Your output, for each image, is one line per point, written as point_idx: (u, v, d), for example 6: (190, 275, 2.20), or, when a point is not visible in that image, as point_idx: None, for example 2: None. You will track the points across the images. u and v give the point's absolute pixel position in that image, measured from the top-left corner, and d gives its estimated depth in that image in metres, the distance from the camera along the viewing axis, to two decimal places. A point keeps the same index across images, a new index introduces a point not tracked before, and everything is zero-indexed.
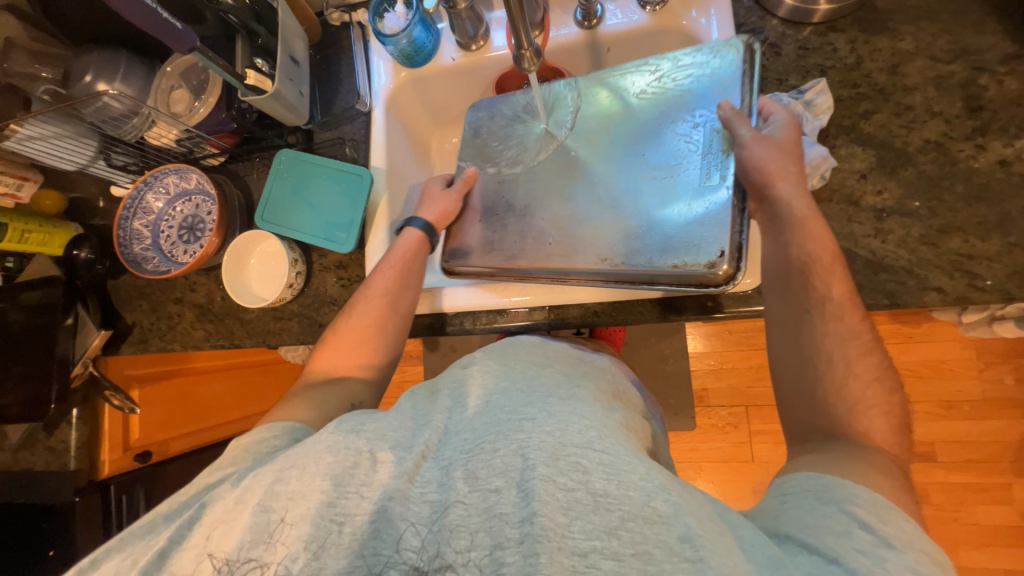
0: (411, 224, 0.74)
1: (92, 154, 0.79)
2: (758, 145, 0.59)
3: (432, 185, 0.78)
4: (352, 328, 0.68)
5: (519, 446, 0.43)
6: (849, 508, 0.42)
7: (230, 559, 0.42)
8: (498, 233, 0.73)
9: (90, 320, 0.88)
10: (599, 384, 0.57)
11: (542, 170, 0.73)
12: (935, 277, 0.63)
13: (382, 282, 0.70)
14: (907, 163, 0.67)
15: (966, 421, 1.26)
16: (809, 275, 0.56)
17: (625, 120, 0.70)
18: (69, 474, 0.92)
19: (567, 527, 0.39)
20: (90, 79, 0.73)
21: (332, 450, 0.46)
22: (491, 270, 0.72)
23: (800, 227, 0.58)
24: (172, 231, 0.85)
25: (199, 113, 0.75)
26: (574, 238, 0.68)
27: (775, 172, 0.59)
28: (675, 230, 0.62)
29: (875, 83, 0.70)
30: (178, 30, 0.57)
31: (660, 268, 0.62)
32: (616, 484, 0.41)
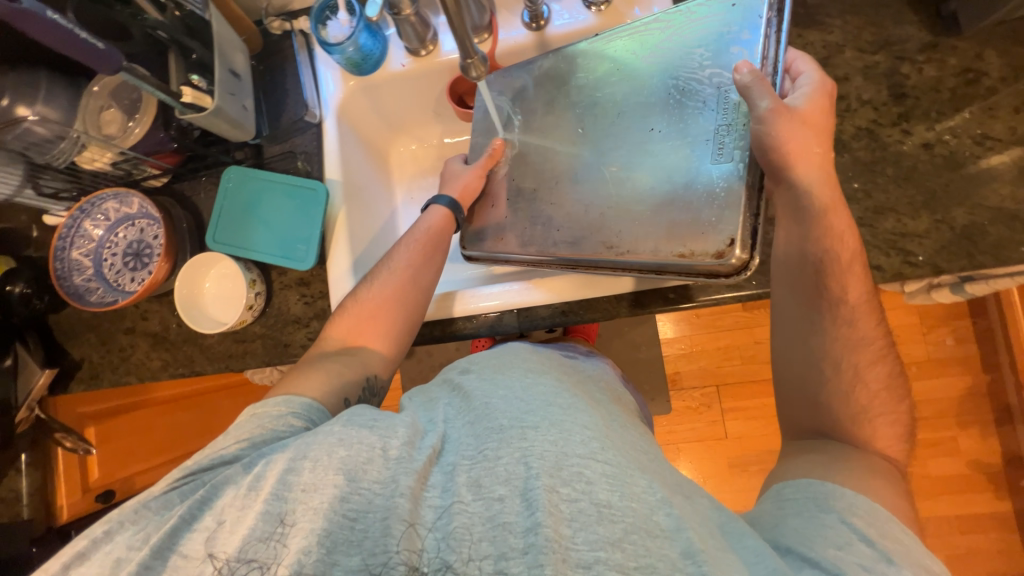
0: (438, 202, 0.73)
1: (18, 184, 0.74)
2: (777, 118, 0.56)
3: (452, 164, 0.77)
4: (364, 309, 0.67)
5: (523, 455, 0.43)
6: (849, 519, 0.46)
7: (232, 560, 0.40)
8: (509, 217, 0.72)
9: (31, 360, 0.82)
10: (594, 392, 0.58)
11: (524, 166, 0.72)
12: (874, 257, 0.68)
13: (400, 266, 0.69)
14: (843, 150, 0.71)
15: (915, 382, 1.36)
16: (826, 276, 0.58)
17: (627, 94, 0.66)
18: (22, 525, 0.85)
19: (571, 539, 0.39)
20: (7, 103, 0.68)
21: (346, 442, 0.44)
22: (506, 256, 0.72)
23: (822, 220, 0.58)
24: (115, 258, 0.80)
25: (134, 133, 0.72)
26: (582, 224, 0.66)
27: (796, 152, 0.56)
28: (684, 210, 0.59)
29: None
30: (101, 50, 0.53)
31: (667, 258, 0.59)
32: (620, 496, 0.42)
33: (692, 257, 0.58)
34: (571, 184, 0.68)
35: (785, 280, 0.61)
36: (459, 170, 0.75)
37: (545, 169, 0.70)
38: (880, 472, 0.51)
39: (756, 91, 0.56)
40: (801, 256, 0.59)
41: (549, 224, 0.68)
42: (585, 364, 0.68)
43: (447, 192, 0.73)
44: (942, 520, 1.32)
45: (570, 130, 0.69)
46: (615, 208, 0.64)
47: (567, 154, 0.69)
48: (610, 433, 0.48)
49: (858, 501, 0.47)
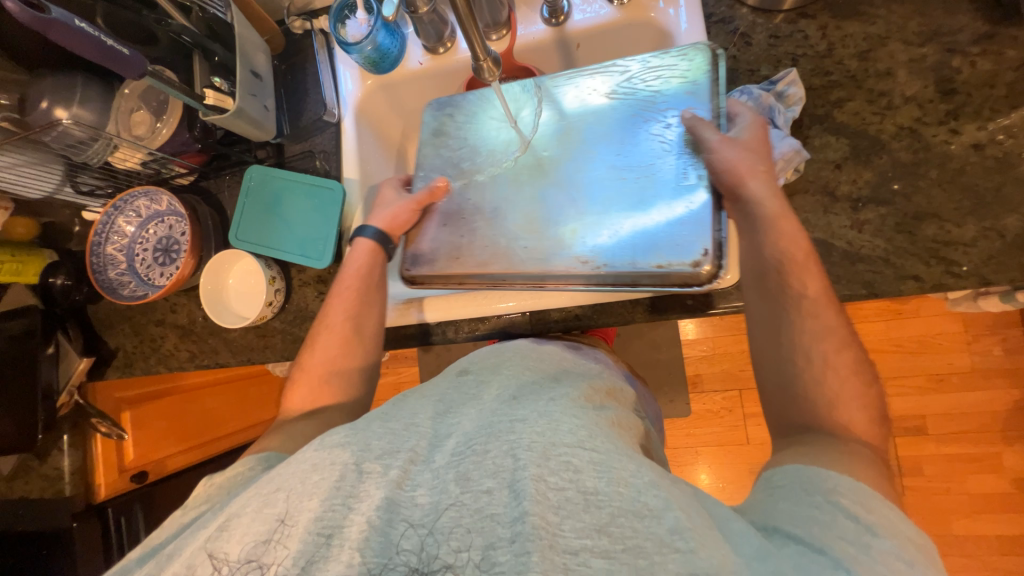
0: (363, 233, 0.72)
1: (57, 182, 0.78)
2: (727, 147, 0.59)
3: (387, 188, 0.75)
4: (315, 365, 0.66)
5: (510, 444, 0.42)
6: (834, 498, 0.41)
7: (231, 560, 0.40)
8: (465, 237, 0.68)
9: (72, 348, 0.87)
10: (592, 382, 0.56)
11: (490, 183, 0.70)
12: (912, 266, 0.63)
13: (337, 312, 0.68)
14: (882, 151, 0.66)
15: (956, 394, 1.28)
16: (784, 273, 0.55)
17: (588, 124, 0.68)
18: (65, 500, 0.91)
19: (558, 525, 0.37)
20: (47, 106, 0.71)
21: (319, 468, 0.43)
22: (458, 278, 0.68)
23: (773, 226, 0.56)
24: (147, 253, 0.84)
25: (162, 134, 0.74)
26: (552, 233, 0.64)
27: (745, 172, 0.58)
28: (655, 232, 0.60)
29: (847, 70, 0.69)
30: (126, 56, 0.54)
31: (644, 269, 0.59)
32: (606, 481, 0.40)
33: (668, 265, 0.58)
34: (538, 200, 0.67)
35: (753, 287, 0.57)
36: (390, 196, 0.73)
37: (501, 185, 0.69)
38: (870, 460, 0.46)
39: (705, 133, 0.60)
40: (760, 261, 0.57)
41: (516, 239, 0.66)
42: (588, 354, 0.68)
43: (373, 221, 0.72)
44: (979, 539, 1.25)
45: (536, 153, 0.69)
46: (585, 228, 0.63)
47: (531, 174, 0.68)
48: (596, 420, 0.47)
49: (843, 482, 0.42)
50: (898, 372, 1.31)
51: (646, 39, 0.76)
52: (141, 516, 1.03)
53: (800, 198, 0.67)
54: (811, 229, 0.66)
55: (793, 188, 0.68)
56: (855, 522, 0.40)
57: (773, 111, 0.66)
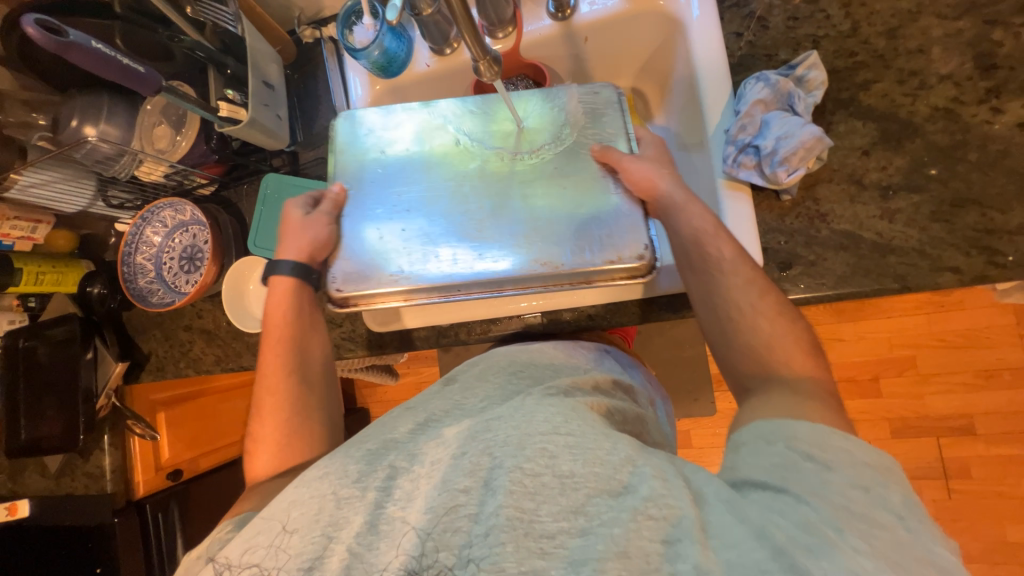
0: (278, 271, 0.65)
1: (91, 196, 0.83)
2: (635, 163, 0.62)
3: (293, 212, 0.65)
4: (270, 430, 0.60)
5: (484, 435, 0.44)
6: (792, 444, 0.41)
7: (232, 562, 0.42)
8: (409, 249, 0.63)
9: (108, 354, 0.90)
10: (575, 375, 0.55)
11: (433, 196, 0.66)
12: (950, 257, 0.59)
13: (277, 368, 0.63)
14: (914, 134, 0.62)
15: (1006, 391, 1.20)
16: (700, 241, 0.57)
17: (517, 140, 0.68)
18: (107, 497, 0.96)
19: (534, 512, 0.39)
20: (77, 124, 0.74)
21: (297, 503, 0.43)
22: (402, 291, 0.62)
23: (683, 211, 0.58)
24: (173, 262, 0.87)
25: (181, 147, 0.77)
26: (506, 236, 0.62)
27: (652, 176, 0.60)
28: (591, 243, 0.61)
29: (874, 49, 0.64)
30: (143, 74, 0.57)
31: (597, 266, 0.60)
32: (582, 463, 0.41)
33: (619, 261, 0.60)
34: (487, 209, 0.64)
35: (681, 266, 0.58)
36: (300, 223, 0.64)
37: (444, 196, 0.66)
38: (809, 393, 0.47)
39: (616, 156, 0.63)
40: (680, 246, 0.58)
41: (470, 248, 0.63)
42: (585, 348, 0.65)
43: (286, 255, 0.65)
44: None
45: (478, 163, 0.67)
46: (535, 235, 0.62)
47: (477, 185, 0.66)
48: (572, 405, 0.47)
49: (800, 428, 0.42)
50: (943, 368, 1.23)
51: (656, 26, 0.73)
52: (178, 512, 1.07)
53: (824, 187, 0.64)
54: (837, 221, 0.63)
55: (816, 178, 0.64)
56: (821, 466, 0.40)
57: (791, 98, 0.63)
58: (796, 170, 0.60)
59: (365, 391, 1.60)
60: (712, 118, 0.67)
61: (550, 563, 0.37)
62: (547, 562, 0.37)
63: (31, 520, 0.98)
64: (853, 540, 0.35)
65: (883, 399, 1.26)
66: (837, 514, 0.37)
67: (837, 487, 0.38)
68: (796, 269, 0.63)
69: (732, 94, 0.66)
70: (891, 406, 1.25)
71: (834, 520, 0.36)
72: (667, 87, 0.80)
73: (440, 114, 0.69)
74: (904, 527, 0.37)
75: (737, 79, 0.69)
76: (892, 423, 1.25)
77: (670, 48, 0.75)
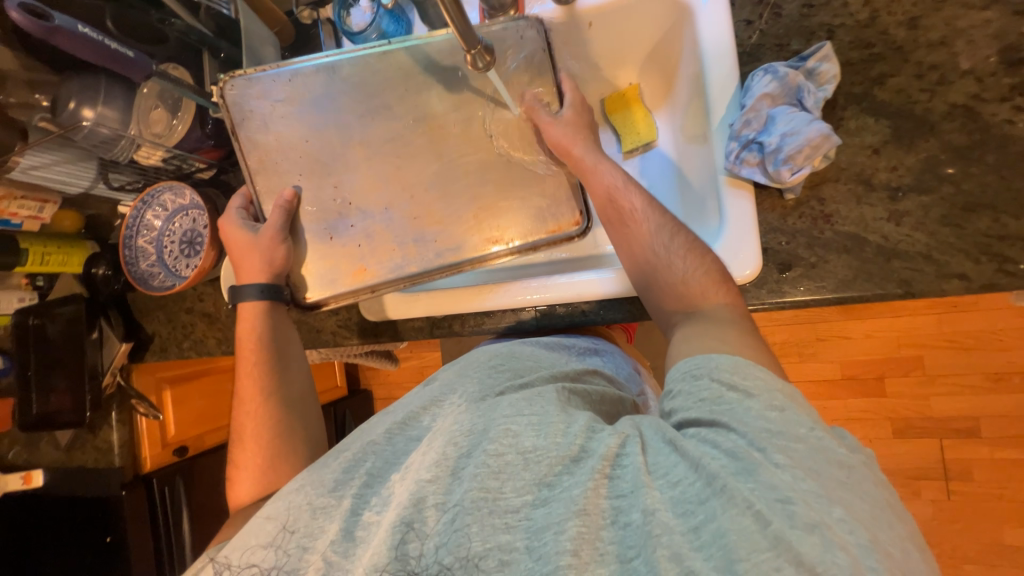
0: (244, 296, 0.67)
1: (92, 178, 0.83)
2: (556, 124, 0.65)
3: (241, 236, 0.68)
4: (250, 456, 0.62)
5: (455, 424, 0.45)
6: (718, 375, 0.42)
7: (231, 564, 0.43)
8: (363, 243, 0.69)
9: (114, 334, 0.93)
10: (557, 369, 0.54)
11: (371, 185, 0.70)
12: (958, 263, 0.57)
13: (251, 392, 0.65)
14: (929, 133, 0.59)
15: (1015, 394, 1.18)
16: (615, 191, 0.60)
17: (448, 115, 0.70)
18: (115, 470, 0.99)
19: (499, 490, 0.39)
20: (74, 107, 0.73)
21: (273, 517, 0.44)
22: (367, 286, 0.68)
23: (594, 172, 0.62)
24: (173, 245, 0.87)
25: (178, 131, 0.78)
26: (455, 223, 0.68)
27: (569, 143, 0.63)
28: (537, 218, 0.67)
29: (893, 40, 0.61)
30: (131, 58, 0.57)
31: (541, 238, 0.66)
32: (544, 438, 0.41)
33: (558, 231, 0.66)
34: (433, 198, 0.69)
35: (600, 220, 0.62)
36: (248, 244, 0.68)
37: (385, 183, 0.69)
38: (721, 317, 0.51)
39: (536, 111, 0.66)
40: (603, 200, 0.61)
41: (422, 237, 0.68)
42: (572, 345, 0.64)
43: (251, 280, 0.68)
44: None
45: (413, 145, 0.70)
46: (487, 213, 0.68)
47: (418, 171, 0.69)
48: (557, 396, 0.46)
49: (721, 359, 0.43)
50: (950, 369, 1.21)
51: (661, 13, 0.71)
52: (183, 488, 1.10)
53: (830, 187, 0.61)
54: (841, 222, 0.60)
55: (822, 177, 0.62)
56: (741, 393, 0.40)
57: (801, 92, 0.60)
58: (801, 169, 0.58)
59: (368, 373, 1.62)
60: (717, 111, 0.64)
61: (514, 535, 0.38)
62: (512, 535, 0.38)
63: (45, 488, 1.02)
64: (774, 455, 0.36)
65: (886, 399, 1.24)
66: (759, 435, 0.37)
67: (756, 410, 0.39)
68: (796, 271, 0.61)
69: (739, 86, 0.64)
70: (895, 405, 1.24)
71: (757, 441, 0.37)
72: (673, 76, 0.76)
73: (356, 85, 0.70)
74: (814, 436, 0.37)
75: (745, 71, 0.66)
76: (895, 423, 1.24)
77: (678, 33, 0.71)
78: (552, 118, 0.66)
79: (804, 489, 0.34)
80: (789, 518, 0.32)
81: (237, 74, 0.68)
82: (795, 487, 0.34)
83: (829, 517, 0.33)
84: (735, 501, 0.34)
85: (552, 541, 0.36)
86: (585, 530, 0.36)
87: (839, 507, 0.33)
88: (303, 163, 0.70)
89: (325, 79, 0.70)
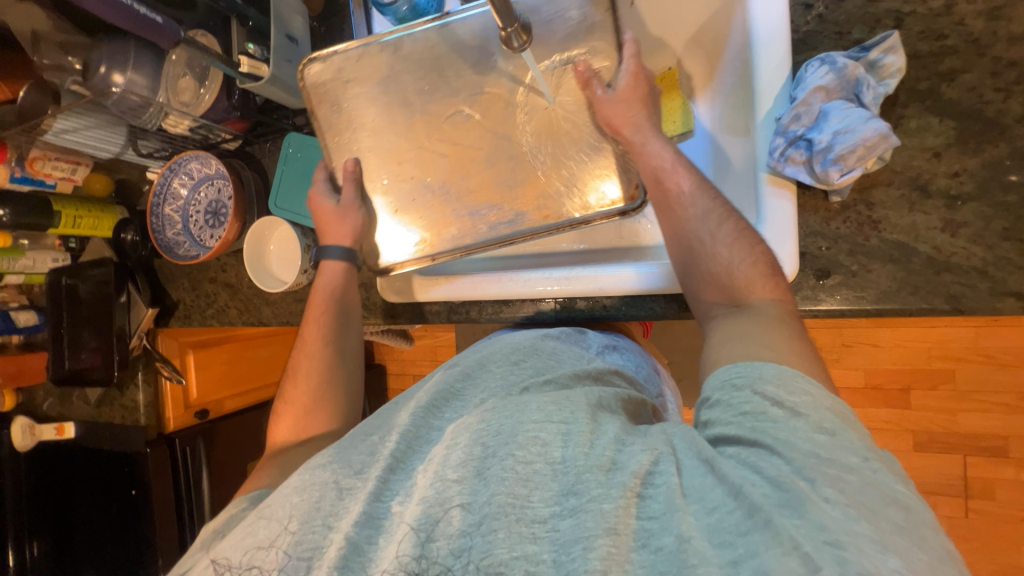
0: (329, 255, 0.71)
1: (122, 144, 0.84)
2: (620, 91, 0.61)
3: (322, 201, 0.70)
4: (298, 395, 0.63)
5: (479, 422, 0.44)
6: (759, 388, 0.41)
7: (233, 565, 0.42)
8: (426, 212, 0.70)
9: (140, 298, 0.95)
10: (579, 366, 0.53)
11: (430, 157, 0.69)
12: (1015, 281, 0.53)
13: (314, 334, 0.67)
14: (999, 137, 0.54)
15: None
16: (663, 173, 0.57)
17: (468, 101, 0.68)
18: (141, 428, 1.03)
19: (526, 498, 0.39)
20: (105, 71, 0.73)
21: (299, 489, 0.44)
22: (431, 254, 0.69)
23: (644, 151, 0.59)
24: (198, 215, 0.88)
25: (205, 100, 0.76)
26: (510, 196, 0.67)
27: (620, 123, 0.61)
28: (590, 193, 0.65)
29: (969, 32, 0.55)
30: (160, 24, 0.59)
31: (593, 214, 0.64)
32: (573, 448, 0.41)
33: (612, 205, 0.64)
34: (488, 173, 0.68)
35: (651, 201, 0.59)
36: (331, 213, 0.70)
37: (442, 155, 0.69)
38: (768, 313, 0.48)
39: (591, 83, 0.63)
40: (655, 179, 0.58)
41: (476, 211, 0.68)
42: (590, 341, 0.63)
43: (335, 241, 0.70)
44: None
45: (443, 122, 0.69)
46: (538, 186, 0.66)
47: (473, 151, 0.69)
48: (588, 401, 0.45)
49: (766, 369, 0.42)
50: (982, 386, 1.15)
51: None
52: (204, 449, 1.12)
53: (881, 191, 0.57)
54: (889, 229, 0.57)
55: (873, 179, 0.57)
56: (787, 411, 0.39)
57: (859, 86, 0.55)
58: (851, 171, 0.54)
59: (382, 348, 1.64)
60: (764, 103, 0.60)
61: (541, 547, 0.37)
62: (538, 546, 0.37)
63: (77, 440, 1.08)
64: (823, 489, 0.34)
65: (910, 411, 1.20)
66: (807, 463, 0.35)
67: (803, 432, 0.37)
68: (835, 278, 0.58)
69: (791, 76, 0.60)
70: (918, 419, 1.19)
71: (804, 469, 0.35)
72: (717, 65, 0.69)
73: (412, 66, 0.68)
74: (868, 467, 0.35)
75: (798, 60, 0.62)
76: (916, 436, 1.19)
77: (728, 14, 0.64)
78: (603, 92, 0.62)
79: (857, 532, 0.32)
80: (840, 564, 0.30)
81: (312, 58, 0.67)
82: (845, 526, 0.32)
83: (883, 565, 0.31)
84: (781, 538, 0.32)
85: (580, 557, 0.35)
86: (614, 551, 0.35)
87: (895, 556, 0.31)
88: (356, 132, 0.70)
89: (380, 62, 0.68)
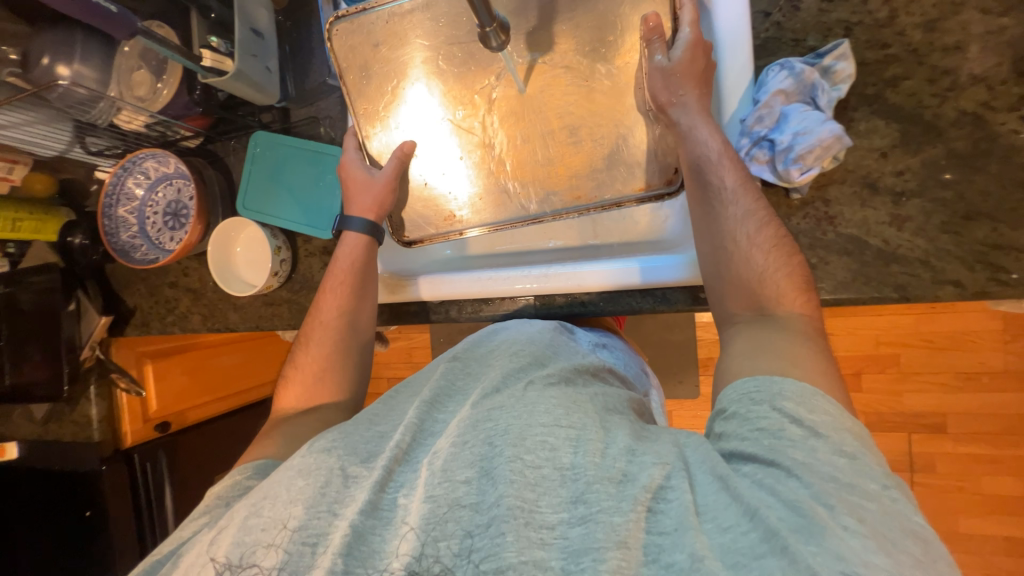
0: (349, 227, 0.68)
1: (68, 141, 0.78)
2: (682, 63, 0.58)
3: (354, 172, 0.69)
4: (309, 361, 0.64)
5: (486, 419, 0.45)
6: (780, 404, 0.43)
7: (231, 564, 0.40)
8: (456, 184, 0.70)
9: (92, 306, 0.89)
10: (574, 360, 0.54)
11: (462, 126, 0.69)
12: (953, 270, 0.58)
13: (329, 303, 0.66)
14: (937, 139, 0.59)
15: (982, 394, 1.23)
16: (703, 172, 0.58)
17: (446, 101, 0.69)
18: (94, 444, 0.96)
19: (535, 503, 0.39)
20: (47, 62, 0.68)
21: (304, 472, 0.43)
22: (461, 228, 0.70)
23: (692, 135, 0.59)
24: (156, 216, 0.83)
25: (163, 95, 0.72)
26: (543, 175, 0.68)
27: (665, 102, 0.60)
28: (625, 175, 0.66)
29: (909, 42, 0.60)
30: (113, 14, 0.54)
31: (626, 194, 0.66)
32: (581, 454, 0.41)
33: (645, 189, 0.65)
34: (519, 150, 0.68)
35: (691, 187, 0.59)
36: (364, 184, 0.68)
37: (476, 125, 0.69)
38: (795, 328, 0.49)
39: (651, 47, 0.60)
40: (698, 168, 0.58)
41: (507, 185, 0.69)
42: (581, 338, 0.64)
43: (360, 213, 0.68)
44: (983, 538, 1.24)
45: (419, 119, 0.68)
46: (568, 168, 0.67)
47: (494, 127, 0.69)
48: (595, 408, 0.47)
49: (787, 385, 0.44)
50: (923, 368, 1.25)
51: None
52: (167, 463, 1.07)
53: (836, 189, 0.61)
54: (843, 224, 0.61)
55: (829, 178, 0.62)
56: (807, 431, 0.41)
57: (815, 90, 0.59)
58: (810, 169, 0.57)
59: None
60: (730, 103, 0.64)
61: (549, 553, 0.37)
62: (546, 552, 0.37)
63: (19, 461, 1.01)
64: (843, 518, 0.36)
65: (862, 393, 1.29)
66: (827, 489, 0.37)
67: (822, 455, 0.39)
68: None
69: (753, 80, 0.63)
70: (868, 400, 1.28)
71: (823, 495, 0.37)
72: None
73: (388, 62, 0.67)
74: (887, 496, 0.38)
75: (760, 64, 0.65)
76: (867, 417, 1.29)
77: None
78: (662, 59, 0.60)
79: (876, 564, 0.34)
80: None
81: (340, 16, 0.67)
82: (862, 556, 0.34)
83: None
84: (798, 565, 0.34)
85: (590, 567, 0.36)
86: (624, 564, 0.36)
87: None
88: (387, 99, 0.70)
89: None
